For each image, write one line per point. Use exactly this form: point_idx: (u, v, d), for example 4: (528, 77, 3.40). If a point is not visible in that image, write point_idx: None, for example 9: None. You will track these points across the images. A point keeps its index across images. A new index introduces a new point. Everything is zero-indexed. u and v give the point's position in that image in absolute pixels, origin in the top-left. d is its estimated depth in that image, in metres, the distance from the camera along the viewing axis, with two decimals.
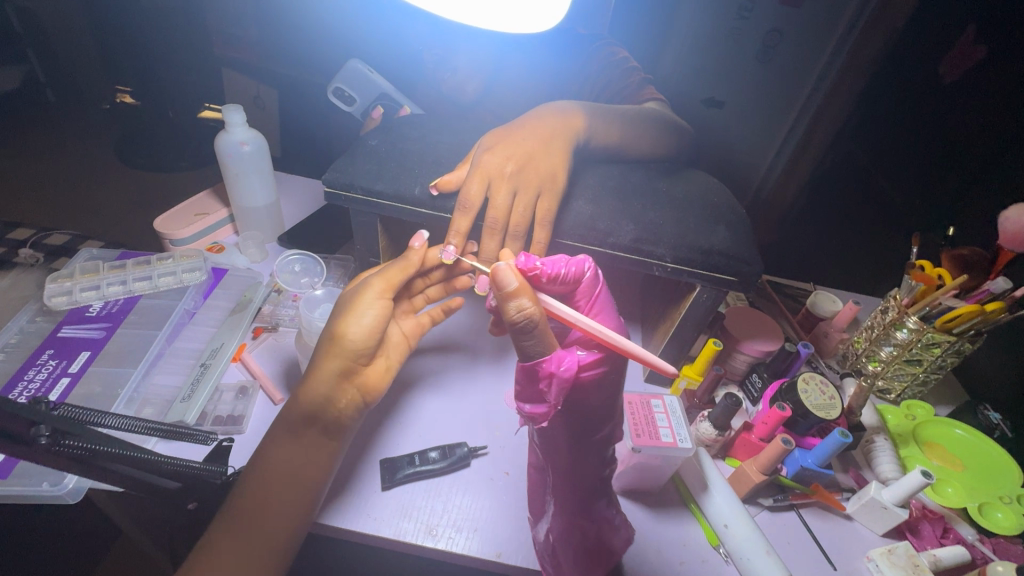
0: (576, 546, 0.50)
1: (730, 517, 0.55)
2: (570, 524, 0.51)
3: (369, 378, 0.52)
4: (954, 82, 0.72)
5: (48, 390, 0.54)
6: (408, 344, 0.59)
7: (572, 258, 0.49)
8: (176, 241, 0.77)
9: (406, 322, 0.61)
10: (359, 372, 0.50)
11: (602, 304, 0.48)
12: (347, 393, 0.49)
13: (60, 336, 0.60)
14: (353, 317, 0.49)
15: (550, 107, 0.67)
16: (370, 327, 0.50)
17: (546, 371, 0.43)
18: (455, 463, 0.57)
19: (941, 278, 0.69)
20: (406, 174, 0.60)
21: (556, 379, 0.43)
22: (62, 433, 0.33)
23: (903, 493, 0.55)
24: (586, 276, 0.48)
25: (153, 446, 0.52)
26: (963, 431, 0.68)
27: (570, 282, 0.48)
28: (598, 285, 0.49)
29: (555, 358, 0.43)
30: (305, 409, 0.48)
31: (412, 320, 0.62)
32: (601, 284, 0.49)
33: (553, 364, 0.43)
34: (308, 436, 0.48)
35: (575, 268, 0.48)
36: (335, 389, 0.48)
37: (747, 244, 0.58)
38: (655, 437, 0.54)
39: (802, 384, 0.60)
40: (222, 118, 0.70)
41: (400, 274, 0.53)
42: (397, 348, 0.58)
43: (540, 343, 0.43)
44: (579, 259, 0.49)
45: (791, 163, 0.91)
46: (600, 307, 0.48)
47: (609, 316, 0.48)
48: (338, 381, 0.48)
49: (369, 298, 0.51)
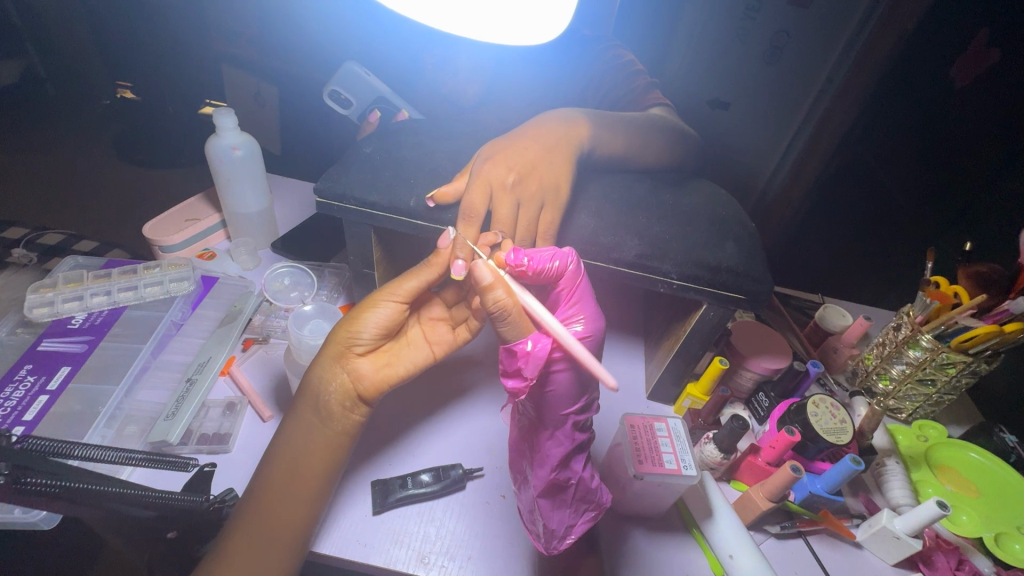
0: (562, 499, 0.48)
1: (736, 546, 0.52)
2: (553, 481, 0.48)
3: (366, 372, 0.48)
4: (965, 88, 0.70)
5: (24, 409, 0.52)
6: (430, 352, 0.54)
7: (555, 249, 0.48)
8: (166, 248, 0.75)
9: (436, 333, 0.56)
10: (356, 359, 0.49)
11: (582, 297, 0.48)
12: (337, 377, 0.47)
13: (40, 350, 0.58)
14: (364, 308, 0.50)
15: (553, 115, 0.64)
16: (376, 319, 0.49)
17: (521, 351, 0.43)
18: (448, 486, 0.55)
19: (957, 296, 0.65)
20: (401, 184, 0.58)
21: (531, 358, 0.42)
22: (21, 469, 0.31)
23: (917, 524, 0.53)
24: (568, 269, 0.47)
25: (127, 476, 0.51)
26: (979, 455, 0.66)
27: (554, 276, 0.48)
28: (581, 278, 0.49)
29: (531, 339, 0.43)
30: (306, 392, 0.48)
31: (444, 332, 0.56)
32: (583, 277, 0.49)
33: (528, 344, 0.43)
34: (304, 445, 0.47)
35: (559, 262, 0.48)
36: (326, 371, 0.47)
37: (757, 262, 0.56)
38: (658, 464, 0.52)
39: (811, 407, 0.58)
40: (213, 122, 0.67)
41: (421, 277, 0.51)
42: (415, 351, 0.53)
43: (513, 328, 0.43)
44: (563, 252, 0.48)
45: (796, 167, 0.85)
46: (581, 299, 0.48)
47: (589, 309, 0.48)
48: (330, 364, 0.48)
49: (384, 294, 0.50)
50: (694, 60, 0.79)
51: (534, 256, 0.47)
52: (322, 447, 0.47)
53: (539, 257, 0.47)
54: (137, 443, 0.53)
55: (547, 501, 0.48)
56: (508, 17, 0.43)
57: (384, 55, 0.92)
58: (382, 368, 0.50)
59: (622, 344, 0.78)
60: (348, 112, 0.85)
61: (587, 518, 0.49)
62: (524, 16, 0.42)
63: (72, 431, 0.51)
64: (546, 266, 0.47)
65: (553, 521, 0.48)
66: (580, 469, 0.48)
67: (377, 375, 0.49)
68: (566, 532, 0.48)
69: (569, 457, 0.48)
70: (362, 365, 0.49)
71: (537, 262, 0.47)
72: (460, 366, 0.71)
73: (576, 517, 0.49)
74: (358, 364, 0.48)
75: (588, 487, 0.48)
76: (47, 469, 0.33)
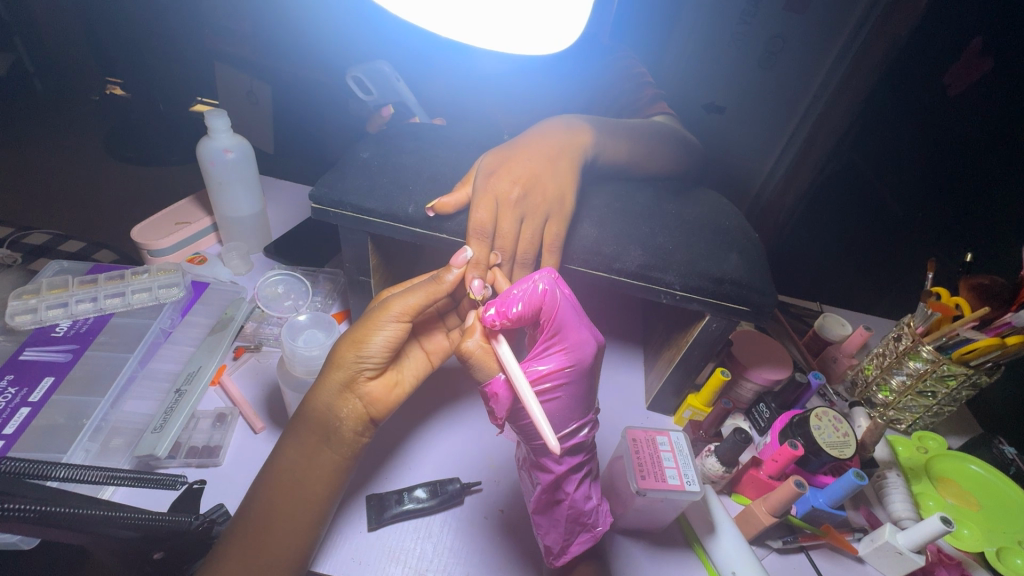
0: (559, 520, 0.48)
1: (738, 562, 0.51)
2: (546, 502, 0.48)
3: (376, 393, 0.47)
4: (958, 96, 0.67)
5: (5, 422, 0.50)
6: (430, 361, 0.54)
7: (532, 277, 0.44)
8: (154, 251, 0.73)
9: (432, 339, 0.56)
10: (365, 382, 0.47)
11: (564, 326, 0.44)
12: (348, 403, 0.46)
13: (22, 360, 0.56)
14: (369, 328, 0.46)
15: (559, 123, 0.63)
16: (383, 342, 0.46)
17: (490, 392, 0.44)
18: (445, 501, 0.54)
19: (958, 308, 0.64)
20: (399, 191, 0.56)
21: (499, 400, 0.43)
22: (2, 496, 0.30)
23: (920, 541, 0.52)
24: (545, 299, 0.44)
25: (110, 494, 0.49)
26: (979, 467, 0.65)
27: (535, 306, 0.44)
28: (565, 308, 0.44)
29: (497, 381, 0.43)
30: (311, 419, 0.46)
31: (439, 337, 0.56)
32: (566, 302, 0.44)
33: (495, 386, 0.43)
34: (305, 467, 0.45)
35: (535, 293, 0.43)
36: (335, 398, 0.46)
37: (760, 272, 0.55)
38: (660, 479, 0.51)
39: (815, 420, 0.57)
40: (205, 124, 0.65)
41: (424, 295, 0.48)
42: (417, 365, 0.53)
43: (479, 371, 0.44)
44: (539, 278, 0.44)
45: (791, 170, 0.85)
46: (566, 330, 0.45)
47: (571, 338, 0.45)
48: (340, 392, 0.46)
49: (390, 315, 0.47)
50: (692, 64, 0.83)
51: (508, 296, 0.43)
52: (330, 469, 0.46)
53: (511, 297, 0.43)
54: (124, 456, 0.52)
55: (543, 517, 0.49)
56: (513, 20, 0.42)
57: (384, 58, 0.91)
58: (393, 390, 0.49)
59: (622, 353, 0.77)
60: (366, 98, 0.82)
61: (584, 538, 0.49)
62: (531, 21, 0.42)
63: (56, 444, 0.49)
64: (515, 310, 0.43)
65: (549, 538, 0.49)
66: (572, 491, 0.48)
67: (388, 396, 0.48)
68: (563, 549, 0.48)
69: (561, 478, 0.47)
70: (374, 388, 0.47)
71: (509, 308, 0.43)
72: (455, 377, 0.70)
73: (571, 536, 0.48)
74: (369, 388, 0.47)
75: (581, 509, 0.48)
76: (30, 495, 0.31)
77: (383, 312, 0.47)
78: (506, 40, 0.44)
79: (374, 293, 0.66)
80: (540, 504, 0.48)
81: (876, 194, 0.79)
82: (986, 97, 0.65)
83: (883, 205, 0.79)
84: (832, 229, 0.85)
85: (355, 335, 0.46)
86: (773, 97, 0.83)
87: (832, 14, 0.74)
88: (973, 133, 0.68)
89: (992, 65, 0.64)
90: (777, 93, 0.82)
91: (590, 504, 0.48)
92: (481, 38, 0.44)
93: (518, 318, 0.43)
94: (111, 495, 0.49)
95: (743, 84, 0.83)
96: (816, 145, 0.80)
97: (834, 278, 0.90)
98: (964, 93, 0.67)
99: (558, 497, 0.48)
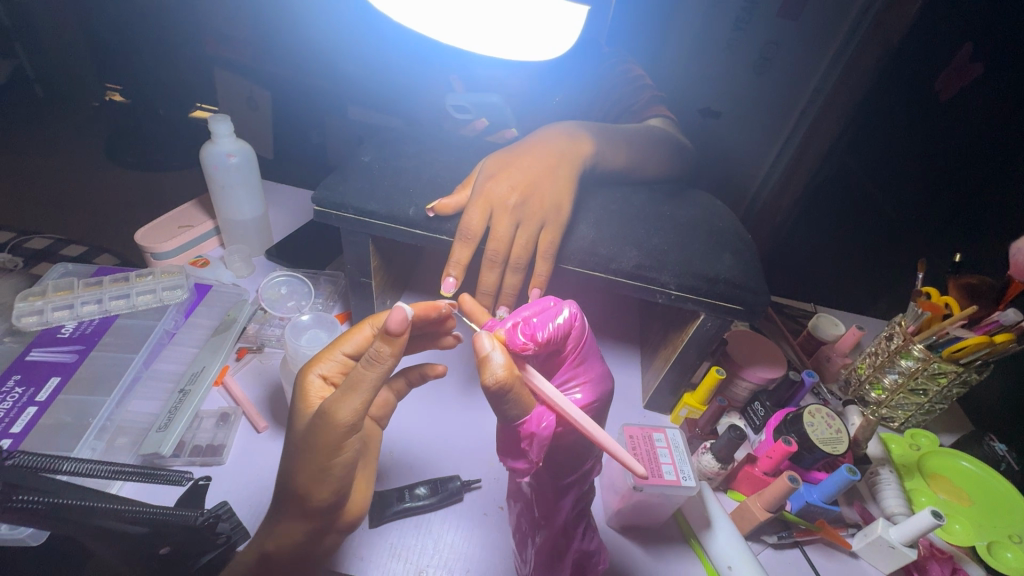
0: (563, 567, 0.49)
1: (733, 557, 0.52)
2: (554, 550, 0.49)
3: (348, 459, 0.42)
4: (948, 101, 0.69)
5: (12, 421, 0.51)
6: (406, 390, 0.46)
7: (560, 307, 0.45)
8: (158, 254, 0.73)
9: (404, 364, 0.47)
10: None
11: (587, 358, 0.46)
12: None
13: (28, 360, 0.57)
14: (329, 445, 0.37)
15: (559, 130, 0.65)
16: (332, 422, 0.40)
17: (527, 432, 0.42)
18: (445, 499, 0.55)
19: (947, 306, 0.66)
20: (401, 193, 0.58)
21: (536, 438, 0.42)
22: (16, 488, 0.31)
23: (911, 535, 0.53)
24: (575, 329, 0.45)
25: (117, 489, 0.49)
26: (969, 464, 0.67)
27: (562, 337, 0.45)
28: (586, 334, 0.47)
29: (536, 417, 0.42)
30: None
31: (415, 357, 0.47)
32: (588, 334, 0.47)
33: (533, 424, 0.42)
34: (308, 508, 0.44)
35: (566, 323, 0.45)
36: None
37: (753, 272, 0.56)
38: (657, 475, 0.52)
39: (808, 417, 0.58)
40: (209, 128, 0.67)
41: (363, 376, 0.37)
42: None
43: (514, 405, 0.40)
44: (570, 309, 0.45)
45: (786, 174, 0.87)
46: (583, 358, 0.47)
47: (593, 370, 0.46)
48: None
49: (343, 428, 0.36)
50: (688, 70, 0.85)
51: (534, 320, 0.44)
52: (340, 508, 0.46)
53: (537, 320, 0.44)
54: (129, 454, 0.53)
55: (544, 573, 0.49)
56: (513, 27, 0.44)
57: (387, 64, 0.94)
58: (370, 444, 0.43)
59: (620, 354, 0.78)
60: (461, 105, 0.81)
61: None
62: (530, 28, 0.43)
63: (62, 442, 0.50)
64: (547, 331, 0.43)
65: None
66: (581, 534, 0.50)
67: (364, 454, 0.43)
68: None
69: (572, 524, 0.50)
70: None
71: (541, 330, 0.43)
72: (451, 379, 0.70)
73: None
74: None
75: (587, 550, 0.50)
76: (38, 488, 0.33)
77: (335, 431, 0.36)
78: (504, 44, 0.45)
79: (375, 294, 0.67)
80: (542, 541, 0.49)
81: (870, 197, 0.80)
82: (977, 102, 0.67)
83: (876, 209, 0.80)
84: (827, 231, 0.87)
85: (307, 455, 0.37)
86: (767, 102, 0.85)
87: (825, 22, 0.76)
88: (964, 134, 0.69)
89: (983, 70, 0.65)
90: (771, 96, 0.84)
91: (592, 546, 0.51)
92: (482, 44, 0.46)
93: (549, 341, 0.43)
94: (119, 490, 0.50)
95: (740, 90, 0.85)
96: (809, 149, 0.82)
97: (829, 279, 0.92)
98: (954, 98, 0.68)
99: (564, 532, 0.49)
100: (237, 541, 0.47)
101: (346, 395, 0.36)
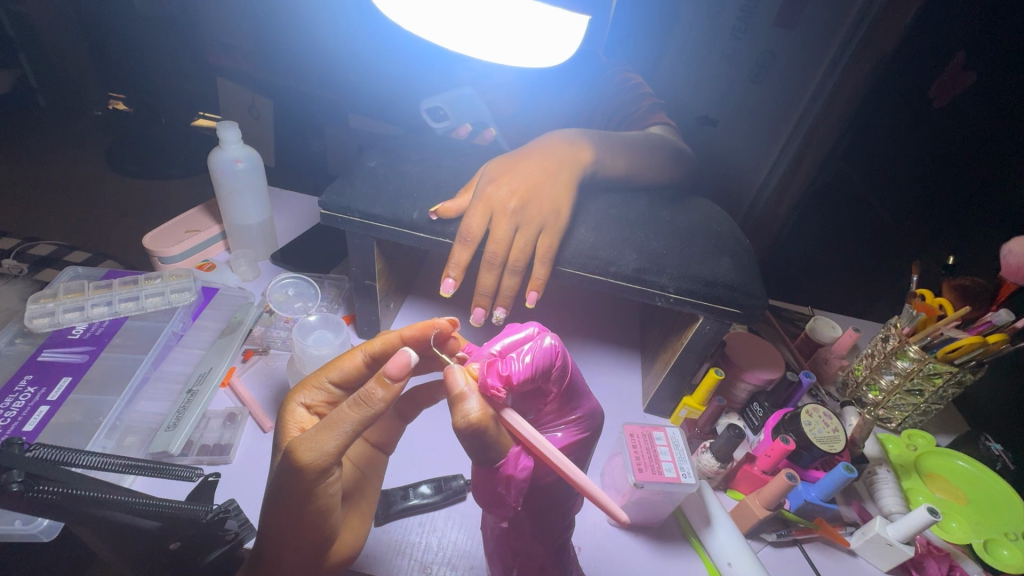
0: None
1: (734, 554, 0.53)
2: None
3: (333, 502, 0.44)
4: (943, 107, 0.71)
5: (24, 419, 0.52)
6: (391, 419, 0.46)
7: (540, 340, 0.43)
8: (165, 259, 0.75)
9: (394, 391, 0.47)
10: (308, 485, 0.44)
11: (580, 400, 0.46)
12: None
13: (40, 360, 0.58)
14: (304, 483, 0.37)
15: (558, 136, 0.66)
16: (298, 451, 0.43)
17: (503, 476, 0.41)
18: (449, 497, 0.56)
19: (941, 308, 0.68)
20: (406, 198, 0.59)
21: (514, 482, 0.41)
22: (37, 478, 0.33)
23: (908, 531, 0.54)
24: (558, 368, 0.43)
25: (131, 483, 0.51)
26: (965, 463, 0.67)
27: (544, 374, 0.42)
28: (569, 368, 0.44)
29: (513, 458, 0.41)
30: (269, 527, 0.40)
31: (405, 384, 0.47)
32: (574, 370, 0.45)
33: (510, 467, 0.41)
34: None
35: (546, 360, 0.42)
36: None
37: (750, 276, 0.58)
38: (658, 472, 0.53)
39: (805, 416, 0.59)
40: (217, 135, 0.68)
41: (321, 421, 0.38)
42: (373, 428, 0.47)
43: (491, 448, 0.40)
44: (551, 346, 0.43)
45: (784, 181, 0.88)
46: (571, 393, 0.45)
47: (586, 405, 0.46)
48: None
49: (320, 464, 0.37)
50: (684, 79, 0.87)
51: (510, 356, 0.42)
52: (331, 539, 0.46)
53: (512, 358, 0.41)
54: (138, 452, 0.54)
55: None
56: (518, 36, 0.45)
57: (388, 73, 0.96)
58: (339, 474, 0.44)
59: (620, 356, 0.79)
60: (440, 126, 0.77)
61: None
62: (535, 39, 0.45)
63: (72, 440, 0.51)
64: (519, 369, 0.40)
65: None
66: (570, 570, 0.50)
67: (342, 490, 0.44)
68: None
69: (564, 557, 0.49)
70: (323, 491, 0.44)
71: (513, 370, 0.40)
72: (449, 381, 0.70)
73: None
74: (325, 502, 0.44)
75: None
76: (60, 479, 0.34)
77: (308, 467, 0.37)
78: (510, 53, 0.47)
79: (379, 297, 0.68)
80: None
81: (864, 200, 0.82)
82: (978, 104, 0.68)
83: (870, 212, 0.82)
84: (825, 234, 0.88)
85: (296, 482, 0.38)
86: (764, 110, 0.87)
87: (820, 31, 0.78)
88: (965, 138, 0.70)
89: (976, 78, 0.67)
90: (768, 106, 0.86)
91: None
92: (487, 52, 0.48)
93: (524, 380, 0.41)
94: (131, 484, 0.51)
95: (735, 97, 0.87)
96: (806, 155, 0.84)
97: (826, 282, 0.93)
98: (949, 104, 0.70)
99: (544, 570, 0.48)
100: (245, 538, 0.47)
101: (323, 434, 0.37)
